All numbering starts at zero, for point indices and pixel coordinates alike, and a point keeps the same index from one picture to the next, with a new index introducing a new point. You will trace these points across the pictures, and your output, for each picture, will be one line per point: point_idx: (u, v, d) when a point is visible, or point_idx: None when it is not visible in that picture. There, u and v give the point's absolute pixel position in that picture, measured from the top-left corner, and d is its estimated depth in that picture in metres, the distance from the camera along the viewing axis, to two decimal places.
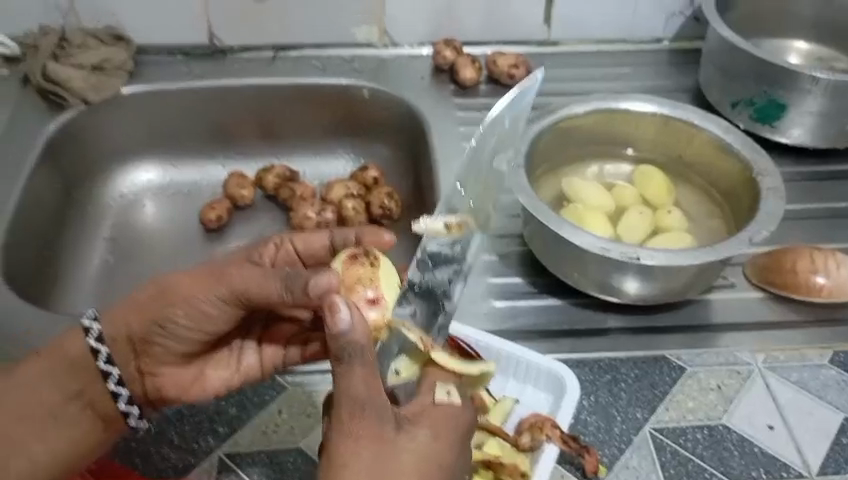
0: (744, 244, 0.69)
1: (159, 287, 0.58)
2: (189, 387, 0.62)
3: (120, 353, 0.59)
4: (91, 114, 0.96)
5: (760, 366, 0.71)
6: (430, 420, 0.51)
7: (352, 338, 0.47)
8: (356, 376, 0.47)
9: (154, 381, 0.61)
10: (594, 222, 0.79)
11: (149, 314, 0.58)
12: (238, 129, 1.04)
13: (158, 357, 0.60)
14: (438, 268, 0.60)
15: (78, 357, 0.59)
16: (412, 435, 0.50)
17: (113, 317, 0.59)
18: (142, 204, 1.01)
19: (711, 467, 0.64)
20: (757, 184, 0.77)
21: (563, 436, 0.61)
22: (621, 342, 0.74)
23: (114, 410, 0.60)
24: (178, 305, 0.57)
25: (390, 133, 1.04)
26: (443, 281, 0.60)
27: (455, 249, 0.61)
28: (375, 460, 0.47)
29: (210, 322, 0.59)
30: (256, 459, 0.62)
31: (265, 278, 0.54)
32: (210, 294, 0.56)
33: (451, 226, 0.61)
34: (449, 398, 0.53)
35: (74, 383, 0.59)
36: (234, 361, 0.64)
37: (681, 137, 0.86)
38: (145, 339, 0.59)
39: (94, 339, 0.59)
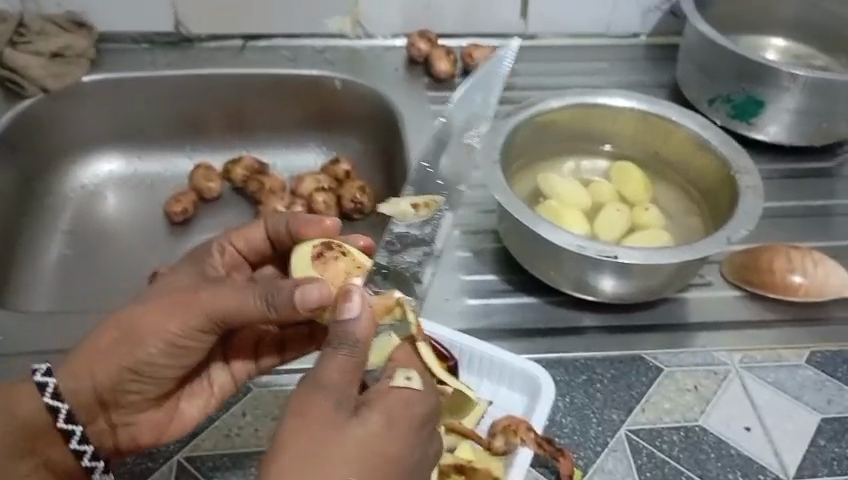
0: (722, 242, 0.68)
1: (120, 331, 0.56)
2: (166, 428, 0.61)
3: (86, 408, 0.57)
4: (51, 103, 0.93)
5: (737, 366, 0.70)
6: (386, 405, 0.46)
7: (356, 332, 0.46)
8: (335, 363, 0.46)
9: (127, 429, 0.60)
10: (570, 219, 0.77)
11: (116, 361, 0.56)
12: (206, 120, 1.01)
13: (128, 404, 0.59)
14: (406, 251, 0.64)
15: (33, 416, 0.56)
16: (365, 420, 0.45)
17: (72, 372, 0.56)
18: (104, 197, 0.98)
19: (688, 470, 0.62)
20: (735, 182, 0.76)
21: (538, 439, 0.59)
22: (596, 341, 0.72)
23: (74, 465, 0.58)
24: (150, 343, 0.56)
25: (362, 126, 1.01)
26: (411, 263, 0.64)
27: (425, 230, 0.68)
28: (316, 444, 0.43)
29: (183, 352, 0.58)
30: (218, 463, 0.60)
31: (241, 296, 0.53)
32: (183, 327, 0.55)
33: (420, 206, 0.68)
34: (409, 383, 0.48)
35: (27, 443, 0.56)
36: (206, 386, 0.63)
37: (660, 133, 0.84)
38: (115, 386, 0.57)
39: (51, 397, 0.56)
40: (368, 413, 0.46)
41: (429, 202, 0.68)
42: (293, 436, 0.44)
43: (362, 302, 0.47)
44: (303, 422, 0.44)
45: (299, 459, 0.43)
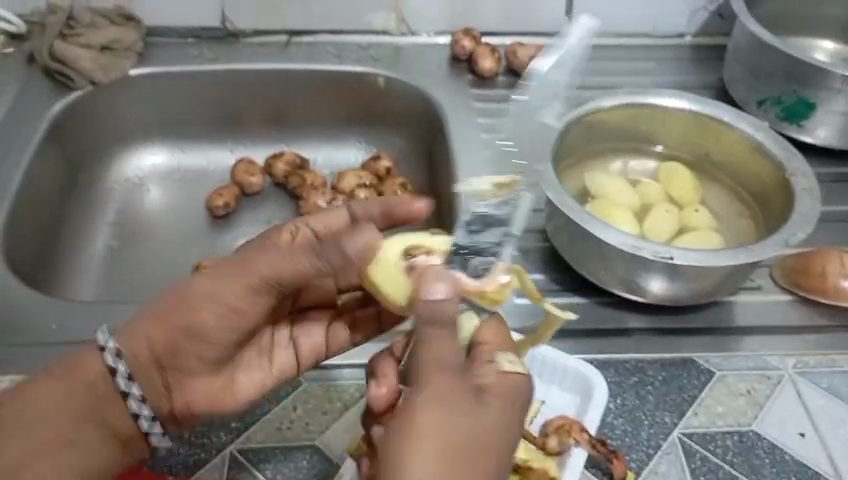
0: (779, 245, 0.67)
1: (176, 295, 0.55)
2: (220, 396, 0.59)
3: (145, 370, 0.56)
4: (99, 95, 0.93)
5: (790, 372, 0.69)
6: (501, 393, 0.46)
7: (449, 307, 0.46)
8: (446, 342, 0.46)
9: (183, 393, 0.58)
10: (621, 219, 0.76)
11: (169, 322, 0.55)
12: (249, 115, 1.01)
13: (187, 367, 0.57)
14: (487, 231, 0.61)
15: (96, 378, 0.55)
16: (483, 406, 0.45)
17: (133, 334, 0.55)
18: (148, 189, 0.99)
19: (742, 474, 0.61)
20: (790, 184, 0.75)
21: (592, 440, 0.59)
22: (646, 343, 0.71)
23: (133, 429, 0.56)
24: (201, 303, 0.54)
25: (405, 123, 1.01)
26: (493, 244, 0.60)
27: (503, 210, 0.62)
28: (442, 427, 0.43)
29: (240, 316, 0.55)
30: (270, 456, 0.60)
31: (291, 256, 0.52)
32: (233, 287, 0.53)
33: (501, 187, 0.63)
34: (514, 367, 0.48)
35: (90, 405, 0.55)
36: (267, 364, 0.61)
37: (710, 134, 0.83)
38: (171, 349, 0.55)
39: (112, 355, 0.55)
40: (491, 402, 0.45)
41: (508, 184, 0.64)
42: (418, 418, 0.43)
43: (453, 286, 0.47)
44: (428, 405, 0.43)
45: (428, 443, 0.42)
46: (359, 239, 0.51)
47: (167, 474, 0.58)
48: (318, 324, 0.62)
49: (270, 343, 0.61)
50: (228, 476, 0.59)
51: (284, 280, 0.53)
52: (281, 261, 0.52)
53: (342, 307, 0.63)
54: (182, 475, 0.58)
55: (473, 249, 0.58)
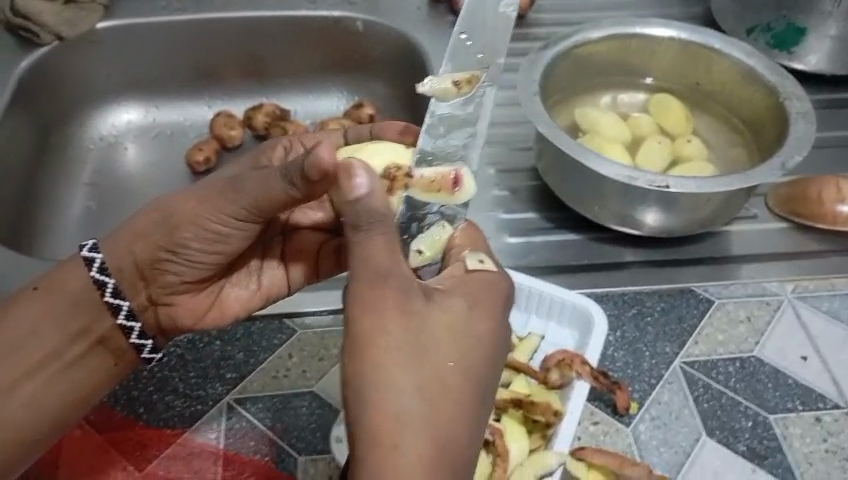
0: (776, 169, 0.65)
1: (161, 210, 0.52)
2: (205, 313, 0.58)
3: (128, 284, 0.54)
4: (67, 51, 0.89)
5: (789, 296, 0.69)
6: (465, 290, 0.43)
7: (368, 205, 0.39)
8: (379, 245, 0.40)
9: (168, 309, 0.56)
10: (613, 152, 0.75)
11: (153, 240, 0.52)
12: (225, 67, 0.98)
13: (170, 285, 0.55)
14: (452, 132, 0.49)
15: (80, 290, 0.53)
16: (445, 306, 0.41)
17: (115, 243, 0.53)
18: (124, 147, 0.96)
19: (745, 400, 0.61)
20: (783, 108, 0.73)
21: (593, 371, 0.58)
22: (643, 276, 0.70)
23: (125, 344, 0.55)
24: (185, 227, 0.51)
25: (386, 69, 0.98)
26: (459, 146, 0.49)
27: (468, 109, 0.50)
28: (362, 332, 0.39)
29: (225, 241, 0.53)
30: (268, 404, 0.58)
31: (264, 182, 0.47)
32: (217, 214, 0.50)
33: (461, 83, 0.51)
34: (483, 266, 0.45)
35: (78, 320, 0.53)
36: (254, 280, 0.59)
37: (700, 63, 0.81)
38: (153, 266, 0.53)
39: (98, 270, 0.53)
40: (446, 301, 0.41)
41: (474, 79, 0.51)
42: (366, 354, 0.38)
43: (372, 176, 0.40)
44: (357, 336, 0.38)
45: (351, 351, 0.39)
46: (313, 161, 0.42)
47: (164, 428, 0.57)
48: (308, 248, 0.60)
49: (257, 263, 0.60)
50: (225, 427, 0.57)
51: (262, 204, 0.48)
52: (257, 183, 0.47)
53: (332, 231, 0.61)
54: (178, 428, 0.57)
55: (440, 156, 0.49)
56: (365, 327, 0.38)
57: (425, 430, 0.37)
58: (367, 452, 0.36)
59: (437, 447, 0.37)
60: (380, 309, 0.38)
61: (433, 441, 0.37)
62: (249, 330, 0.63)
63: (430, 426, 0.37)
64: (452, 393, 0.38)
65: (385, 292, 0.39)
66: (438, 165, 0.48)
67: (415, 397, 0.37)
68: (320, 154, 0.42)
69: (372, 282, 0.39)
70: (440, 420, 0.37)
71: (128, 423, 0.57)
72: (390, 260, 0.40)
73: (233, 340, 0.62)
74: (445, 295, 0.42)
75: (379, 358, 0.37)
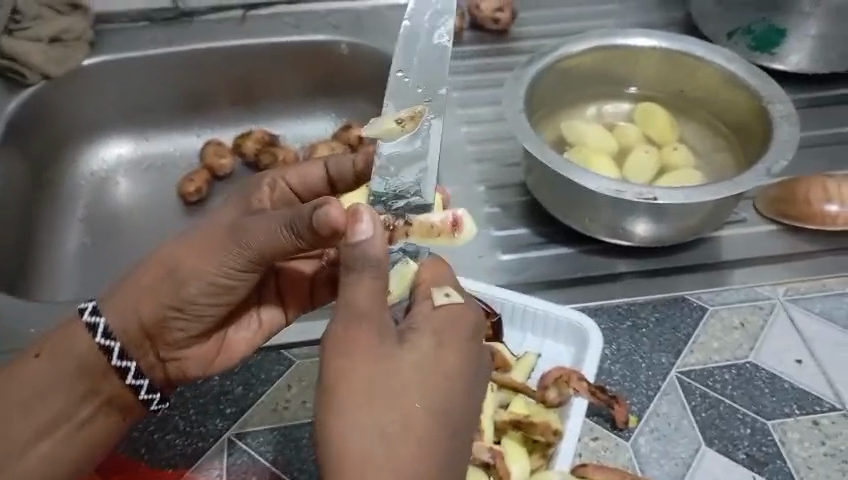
0: (762, 175, 0.66)
1: (163, 270, 0.52)
2: (212, 360, 0.59)
3: (135, 346, 0.54)
4: (56, 89, 0.90)
5: (781, 299, 0.69)
6: (434, 326, 0.44)
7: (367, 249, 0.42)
8: (364, 286, 0.42)
9: (176, 364, 0.57)
10: (600, 165, 0.75)
11: (158, 300, 0.53)
12: (213, 96, 0.98)
13: (177, 340, 0.56)
14: (403, 170, 0.49)
15: (87, 355, 0.53)
16: (415, 343, 0.43)
17: (117, 305, 0.53)
18: (116, 181, 0.96)
19: (743, 407, 0.61)
20: (767, 112, 0.74)
21: (591, 387, 0.58)
22: (635, 286, 0.71)
23: (134, 400, 0.55)
24: (190, 284, 0.52)
25: (373, 89, 0.99)
26: (413, 183, 0.48)
27: (416, 144, 0.50)
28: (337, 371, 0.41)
29: (230, 291, 0.54)
30: (269, 438, 0.59)
31: (271, 231, 0.48)
32: (223, 268, 0.51)
33: (404, 120, 0.51)
34: (451, 300, 0.46)
35: (86, 383, 0.53)
36: (255, 321, 0.61)
37: (683, 71, 0.82)
38: (160, 325, 0.54)
39: (103, 336, 0.53)
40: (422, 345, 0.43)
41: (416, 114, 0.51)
42: (336, 393, 0.40)
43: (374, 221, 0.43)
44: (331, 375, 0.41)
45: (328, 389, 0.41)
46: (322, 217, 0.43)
47: (168, 469, 0.57)
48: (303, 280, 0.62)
49: (254, 301, 0.62)
50: (227, 463, 0.57)
51: (265, 251, 0.49)
52: (263, 234, 0.48)
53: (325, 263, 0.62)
54: (181, 467, 0.57)
55: (393, 194, 0.48)
56: (336, 364, 0.41)
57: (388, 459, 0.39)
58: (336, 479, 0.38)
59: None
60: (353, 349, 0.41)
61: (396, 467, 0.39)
62: (248, 363, 0.63)
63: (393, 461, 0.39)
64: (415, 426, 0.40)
65: (356, 333, 0.42)
66: (393, 206, 0.48)
67: (379, 434, 0.39)
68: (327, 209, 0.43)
69: (346, 324, 0.42)
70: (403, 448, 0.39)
71: (131, 465, 0.57)
72: (372, 299, 0.42)
73: (231, 375, 0.62)
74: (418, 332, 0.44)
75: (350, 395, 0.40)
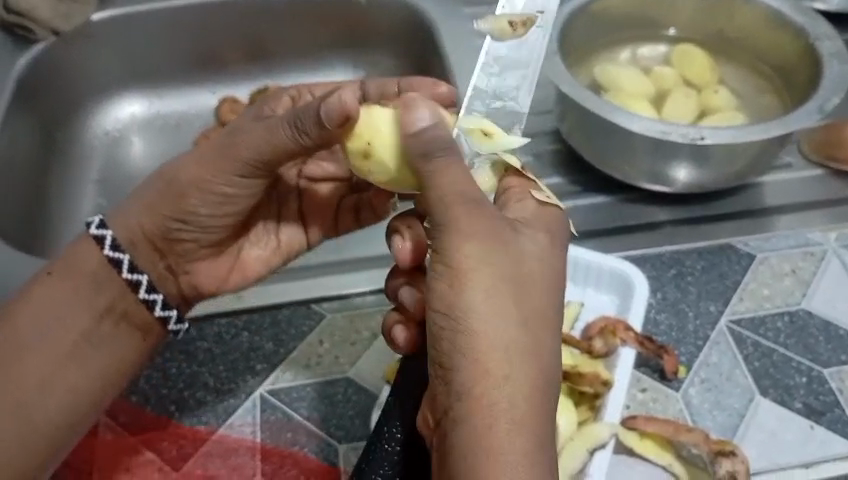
0: (813, 112, 0.63)
1: (165, 179, 0.52)
2: (226, 277, 0.58)
3: (143, 257, 0.53)
4: (65, 46, 0.86)
5: (833, 246, 0.66)
6: (543, 224, 0.42)
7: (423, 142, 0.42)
8: (459, 169, 0.40)
9: (189, 278, 0.56)
10: (640, 105, 0.72)
11: (161, 210, 0.52)
12: (226, 51, 0.94)
13: (188, 253, 0.55)
14: (507, 73, 0.53)
15: (98, 269, 0.52)
16: (531, 236, 0.41)
17: (124, 216, 0.52)
18: (131, 141, 0.93)
19: (798, 356, 0.59)
20: (814, 50, 0.71)
21: (638, 337, 0.56)
22: (678, 234, 0.67)
23: (149, 316, 0.53)
24: (190, 193, 0.51)
25: (393, 41, 0.94)
26: (514, 85, 0.52)
27: (521, 52, 0.54)
28: (456, 255, 0.39)
29: (232, 201, 0.53)
30: (303, 393, 0.56)
31: (271, 129, 0.48)
32: (221, 174, 0.50)
33: (516, 25, 0.56)
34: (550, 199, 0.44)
35: (101, 298, 0.52)
36: (272, 238, 0.60)
37: (723, 9, 0.78)
38: (168, 238, 0.53)
39: (111, 248, 0.51)
40: (530, 230, 0.41)
41: (529, 22, 0.56)
42: (460, 279, 0.38)
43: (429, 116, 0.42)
44: (445, 264, 0.39)
45: (451, 285, 0.39)
46: (336, 104, 0.44)
47: (197, 426, 0.55)
48: (330, 207, 0.61)
49: (275, 222, 0.60)
50: (260, 420, 0.55)
51: (268, 156, 0.49)
52: (264, 128, 0.48)
53: (351, 187, 0.62)
54: (213, 425, 0.55)
55: (492, 93, 0.51)
56: (472, 256, 0.38)
57: (523, 395, 0.37)
58: (468, 422, 0.36)
59: (536, 381, 0.37)
60: (465, 272, 0.38)
61: (532, 400, 0.37)
62: (277, 318, 0.60)
63: (529, 351, 0.38)
64: (536, 331, 0.38)
65: (467, 256, 0.38)
66: (493, 103, 0.51)
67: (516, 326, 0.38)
68: (342, 97, 0.44)
69: (450, 255, 0.39)
70: (533, 384, 0.37)
71: (160, 423, 0.55)
72: (474, 188, 0.40)
73: (260, 331, 0.60)
74: (529, 225, 0.42)
75: (468, 329, 0.38)
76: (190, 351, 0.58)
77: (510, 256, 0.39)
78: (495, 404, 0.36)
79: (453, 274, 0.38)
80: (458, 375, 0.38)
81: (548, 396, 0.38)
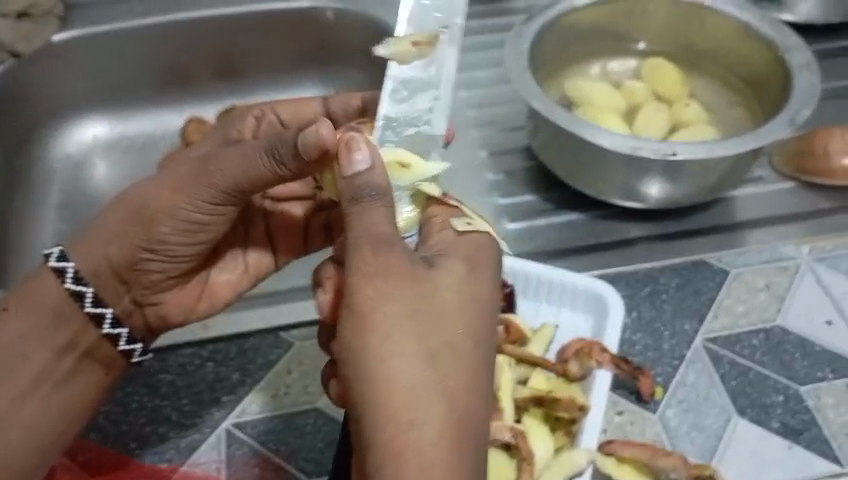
0: (785, 124, 0.63)
1: (130, 208, 0.51)
2: (195, 305, 0.57)
3: (109, 289, 0.53)
4: (25, 68, 0.83)
5: (807, 259, 0.66)
6: (464, 253, 0.42)
7: (370, 179, 0.41)
8: (376, 211, 0.40)
9: (156, 308, 0.56)
10: (611, 121, 0.71)
11: (130, 239, 0.51)
12: (193, 70, 0.92)
13: (154, 283, 0.54)
14: (417, 96, 0.47)
15: (59, 304, 0.51)
16: (448, 269, 0.41)
17: (86, 248, 0.51)
18: (96, 164, 0.90)
19: (774, 373, 0.58)
20: (785, 62, 0.71)
21: (614, 359, 0.55)
22: (652, 250, 0.67)
23: (113, 351, 0.52)
24: (161, 221, 0.51)
25: (362, 57, 0.92)
26: (425, 110, 0.46)
27: (429, 72, 0.47)
28: (362, 301, 0.38)
29: (202, 229, 0.53)
30: (271, 426, 0.55)
31: (247, 159, 0.46)
32: (192, 201, 0.50)
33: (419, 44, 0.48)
34: (470, 228, 0.44)
35: (62, 333, 0.51)
36: (241, 264, 0.59)
37: (691, 22, 0.78)
38: (134, 268, 0.52)
39: (73, 280, 0.51)
40: (447, 263, 0.41)
41: (433, 40, 0.48)
42: (367, 324, 0.38)
43: (380, 158, 0.43)
44: (352, 310, 0.39)
45: (357, 332, 0.38)
46: (314, 138, 0.43)
47: (160, 464, 0.53)
48: (297, 227, 0.60)
49: (242, 246, 0.59)
50: (227, 455, 0.53)
51: (243, 184, 0.48)
52: (239, 158, 0.47)
53: (317, 206, 0.60)
54: (177, 462, 0.53)
55: (403, 121, 0.46)
56: (376, 302, 0.38)
57: (434, 443, 0.36)
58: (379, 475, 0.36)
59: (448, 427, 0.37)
60: (372, 317, 0.38)
61: (445, 447, 0.36)
62: (243, 347, 0.59)
63: (440, 396, 0.37)
64: (448, 370, 0.38)
65: (373, 300, 0.38)
66: (402, 134, 0.46)
67: (425, 369, 0.37)
68: (319, 129, 0.42)
69: (356, 302, 0.39)
70: (444, 426, 0.36)
71: (121, 461, 0.53)
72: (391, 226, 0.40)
73: (225, 361, 0.58)
74: (444, 258, 0.42)
75: (375, 372, 0.37)
76: (152, 383, 0.57)
77: (421, 296, 0.39)
78: (404, 451, 0.36)
79: (361, 321, 0.38)
80: (369, 424, 0.37)
81: (463, 438, 0.37)
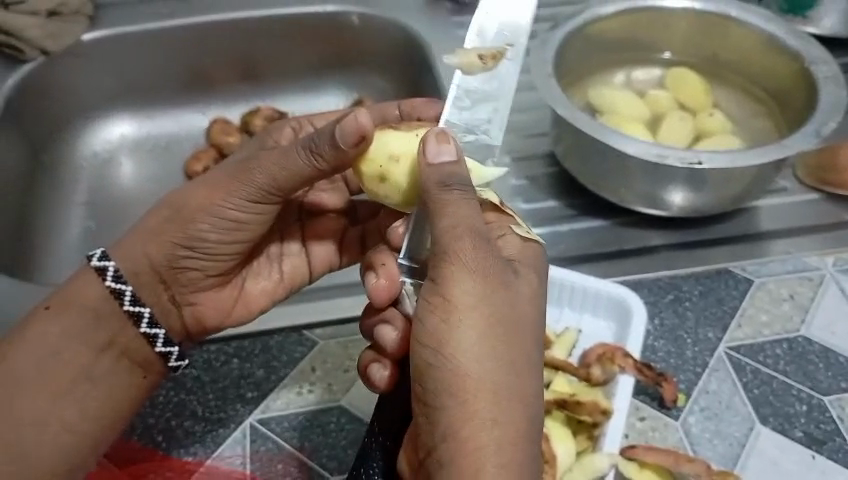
0: (810, 136, 0.62)
1: (171, 206, 0.52)
2: (231, 310, 0.58)
3: (147, 288, 0.53)
4: (53, 66, 0.84)
5: (830, 270, 0.65)
6: (527, 263, 0.42)
7: (457, 169, 0.42)
8: (454, 207, 0.41)
9: (193, 309, 0.56)
10: (634, 129, 0.72)
11: (168, 237, 0.52)
12: (217, 72, 0.93)
13: (191, 282, 0.55)
14: (478, 106, 0.50)
15: (99, 304, 0.51)
16: (523, 278, 0.41)
17: (127, 246, 0.52)
18: (120, 163, 0.91)
19: (798, 383, 0.58)
20: (810, 74, 0.70)
21: (637, 364, 0.55)
22: (675, 258, 0.67)
23: (151, 351, 0.53)
24: (199, 218, 0.51)
25: (385, 62, 0.93)
26: (485, 121, 0.50)
27: (492, 85, 0.51)
28: (447, 295, 0.39)
29: (241, 229, 0.53)
30: (295, 422, 0.55)
31: (283, 155, 0.48)
32: (232, 198, 0.50)
33: (485, 58, 0.52)
34: (527, 235, 0.44)
35: (101, 332, 0.51)
36: (275, 268, 0.60)
37: (716, 33, 0.78)
38: (173, 267, 0.53)
39: (113, 279, 0.51)
40: (522, 270, 0.42)
41: (498, 55, 0.52)
42: (452, 315, 0.39)
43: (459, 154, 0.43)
44: (437, 300, 0.40)
45: (442, 324, 0.39)
46: (352, 125, 0.45)
47: (185, 458, 0.53)
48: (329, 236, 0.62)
49: (277, 249, 0.60)
50: (250, 450, 0.53)
51: (282, 182, 0.49)
52: (276, 156, 0.48)
53: (350, 218, 0.63)
54: (201, 456, 0.53)
55: (463, 128, 0.49)
56: (465, 296, 0.39)
57: (509, 440, 0.37)
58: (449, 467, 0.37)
59: (520, 428, 0.37)
60: (457, 310, 0.39)
61: (516, 447, 0.37)
62: (267, 345, 0.59)
63: (515, 397, 0.38)
64: (523, 375, 0.39)
65: (462, 293, 0.39)
66: (463, 138, 0.49)
67: (502, 369, 0.38)
68: (358, 118, 0.45)
69: (445, 290, 0.40)
70: (518, 426, 0.37)
71: (147, 455, 0.53)
72: (480, 222, 0.41)
73: (250, 358, 0.58)
74: (519, 265, 0.42)
75: (454, 368, 0.38)
76: (178, 377, 0.57)
77: (502, 296, 0.40)
78: (481, 449, 0.36)
79: (444, 312, 0.39)
80: (444, 415, 0.38)
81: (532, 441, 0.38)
